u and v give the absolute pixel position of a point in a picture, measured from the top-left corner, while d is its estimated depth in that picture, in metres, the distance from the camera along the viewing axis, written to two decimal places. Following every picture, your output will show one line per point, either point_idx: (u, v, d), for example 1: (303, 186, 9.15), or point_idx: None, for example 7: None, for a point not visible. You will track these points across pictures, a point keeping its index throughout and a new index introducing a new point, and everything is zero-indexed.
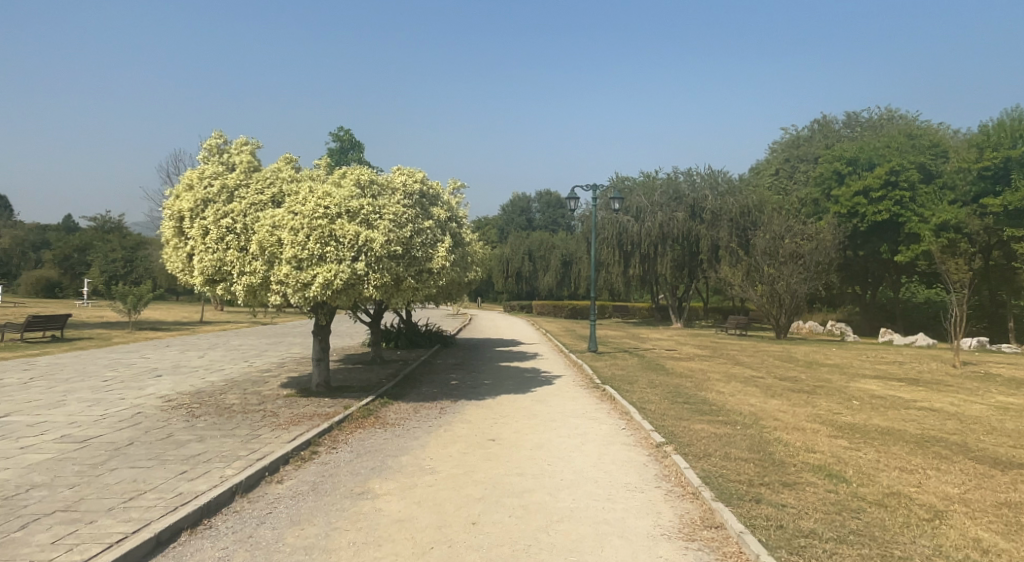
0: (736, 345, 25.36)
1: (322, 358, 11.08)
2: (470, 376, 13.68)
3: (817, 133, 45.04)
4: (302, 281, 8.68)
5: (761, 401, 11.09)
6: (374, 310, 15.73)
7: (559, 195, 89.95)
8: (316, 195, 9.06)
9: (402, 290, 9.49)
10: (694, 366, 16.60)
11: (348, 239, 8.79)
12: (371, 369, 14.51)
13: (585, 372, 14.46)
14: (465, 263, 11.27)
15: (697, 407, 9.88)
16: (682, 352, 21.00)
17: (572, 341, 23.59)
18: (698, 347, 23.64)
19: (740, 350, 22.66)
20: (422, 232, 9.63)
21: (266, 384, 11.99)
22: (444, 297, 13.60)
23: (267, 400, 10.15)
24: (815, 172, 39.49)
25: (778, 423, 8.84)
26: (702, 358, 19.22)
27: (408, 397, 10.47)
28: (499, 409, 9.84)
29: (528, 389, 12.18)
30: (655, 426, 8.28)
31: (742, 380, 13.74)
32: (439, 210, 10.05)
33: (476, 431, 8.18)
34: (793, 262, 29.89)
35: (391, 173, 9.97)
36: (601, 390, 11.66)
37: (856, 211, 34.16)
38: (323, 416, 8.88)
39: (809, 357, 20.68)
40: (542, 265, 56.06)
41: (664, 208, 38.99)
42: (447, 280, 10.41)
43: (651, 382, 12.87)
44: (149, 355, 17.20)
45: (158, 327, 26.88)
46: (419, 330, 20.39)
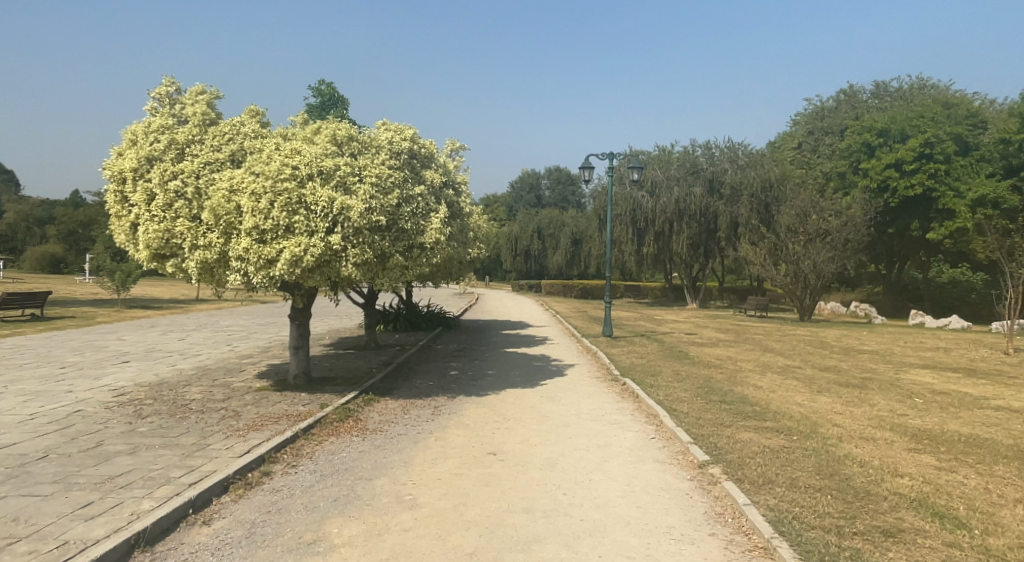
0: (760, 328, 23.69)
1: (299, 346, 9.62)
2: (472, 365, 12.18)
3: (843, 103, 42.61)
4: (265, 257, 7.17)
5: (808, 399, 9.53)
6: (367, 290, 14.25)
7: (569, 171, 87.69)
8: (283, 153, 7.49)
9: (388, 269, 7.95)
10: (720, 353, 15.02)
11: (321, 206, 7.24)
12: (364, 356, 13.07)
13: (600, 361, 12.94)
14: (466, 238, 9.70)
15: (736, 407, 8.34)
16: (703, 337, 19.44)
17: (584, 323, 22.05)
18: (719, 330, 22.05)
19: (765, 334, 21.02)
20: (413, 199, 8.04)
21: (240, 374, 10.59)
22: (443, 276, 12.05)
23: (232, 395, 8.73)
24: (842, 145, 37.25)
25: (840, 431, 7.27)
26: (727, 343, 17.60)
27: (398, 393, 9.01)
28: (503, 409, 8.34)
29: (537, 381, 10.67)
30: (694, 437, 6.72)
31: (779, 371, 12.15)
32: (433, 175, 8.44)
33: (474, 441, 6.70)
34: (820, 240, 28.09)
35: (375, 128, 8.34)
36: (621, 385, 10.14)
37: (886, 185, 32.02)
38: (293, 419, 7.44)
39: (842, 342, 19.00)
40: (552, 243, 54.26)
41: (680, 182, 37.08)
42: (443, 257, 8.84)
43: (676, 373, 11.33)
44: (126, 337, 15.89)
45: (149, 305, 25.65)
46: (419, 311, 18.97)
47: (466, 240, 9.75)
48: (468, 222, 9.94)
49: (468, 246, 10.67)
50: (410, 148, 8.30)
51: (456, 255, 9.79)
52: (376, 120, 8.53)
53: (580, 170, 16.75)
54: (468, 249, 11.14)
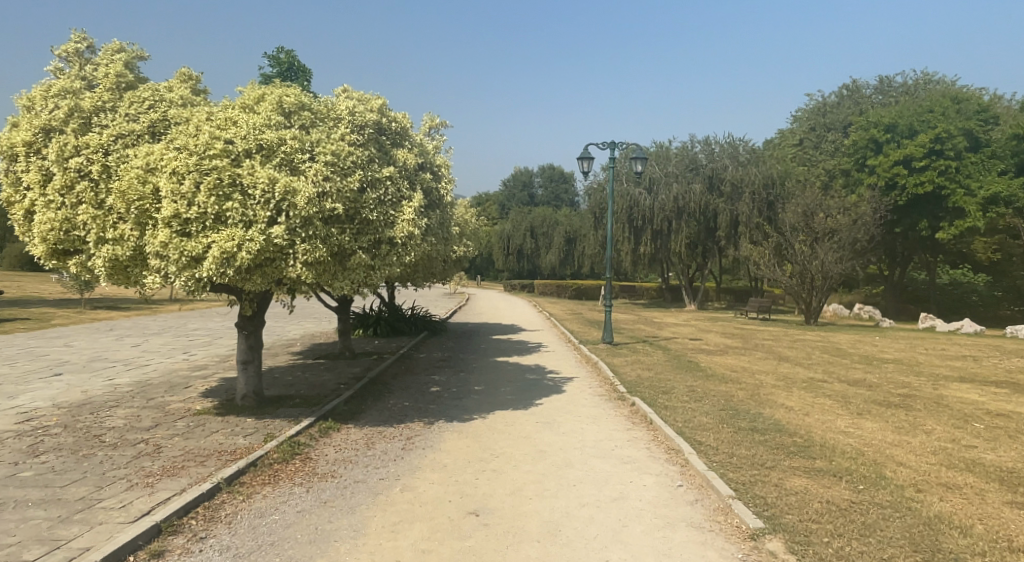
0: (767, 333, 22.37)
1: (248, 360, 8.03)
2: (457, 379, 10.66)
3: (846, 99, 41.45)
4: (188, 254, 5.62)
5: (850, 426, 8.10)
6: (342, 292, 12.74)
7: (563, 169, 86.28)
8: (215, 123, 5.91)
9: (350, 270, 6.44)
10: (734, 363, 13.62)
11: (260, 190, 5.69)
12: (335, 367, 11.52)
13: (603, 374, 11.50)
14: (448, 234, 8.25)
15: (774, 440, 6.91)
16: (710, 343, 18.07)
17: (582, 326, 20.63)
18: (725, 335, 20.72)
19: (774, 340, 19.69)
20: (380, 184, 6.53)
21: (185, 391, 9.02)
22: (423, 276, 10.54)
23: (162, 422, 7.18)
24: (847, 141, 36.04)
25: (911, 477, 5.82)
26: (737, 351, 16.22)
27: (365, 419, 7.49)
28: (490, 441, 6.83)
29: (532, 400, 9.17)
30: (736, 488, 5.25)
31: (805, 388, 10.77)
32: (407, 155, 6.92)
33: (452, 492, 5.18)
34: (827, 240, 26.80)
35: (335, 95, 6.79)
36: (631, 406, 8.67)
37: (895, 183, 30.75)
38: (225, 457, 5.89)
39: (860, 350, 17.68)
40: (545, 242, 52.76)
41: (679, 179, 35.71)
42: (419, 256, 7.32)
43: (691, 390, 9.87)
44: (74, 342, 14.27)
45: (115, 306, 23.87)
46: (402, 314, 17.49)
47: (448, 236, 8.28)
48: (450, 214, 8.47)
49: (451, 242, 9.22)
50: (377, 122, 6.77)
51: (437, 252, 8.31)
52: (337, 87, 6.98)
53: (578, 161, 15.20)
54: (450, 246, 9.66)
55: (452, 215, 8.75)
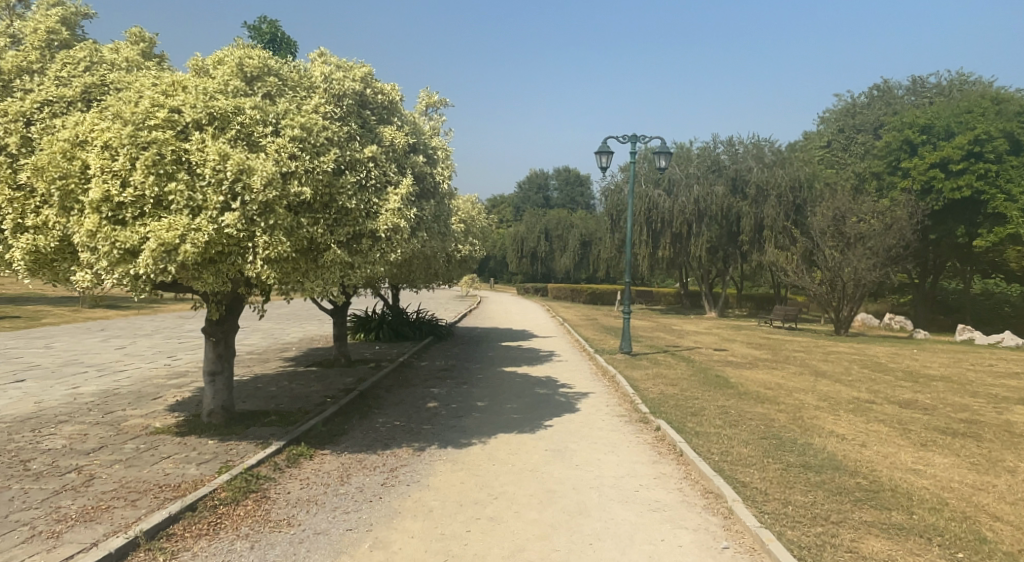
0: (795, 343, 20.99)
1: (217, 372, 6.98)
2: (458, 392, 9.56)
3: (876, 100, 39.77)
4: (120, 246, 4.56)
5: (918, 461, 6.86)
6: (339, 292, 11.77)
7: (579, 172, 84.99)
8: (158, 87, 4.85)
9: (324, 268, 5.39)
10: (767, 379, 12.36)
11: (210, 167, 4.61)
12: (327, 376, 10.46)
13: (622, 389, 10.33)
14: (447, 228, 7.17)
15: (834, 483, 5.71)
16: (736, 354, 16.80)
17: (597, 334, 19.44)
18: (750, 345, 19.42)
19: (805, 352, 18.31)
20: (362, 166, 5.45)
21: (151, 403, 8.02)
22: (415, 278, 9.37)
23: (110, 443, 6.14)
24: (878, 143, 34.39)
25: (1019, 539, 4.60)
26: (767, 363, 14.93)
27: (346, 443, 6.39)
28: (490, 476, 5.70)
29: (541, 420, 8.03)
30: (801, 555, 4.07)
31: (853, 411, 9.50)
32: (396, 133, 5.85)
33: (435, 552, 4.04)
34: (860, 245, 25.31)
35: (310, 60, 5.72)
36: (656, 431, 7.50)
37: (930, 186, 29.12)
38: (164, 493, 4.82)
39: (901, 364, 16.26)
40: (560, 246, 51.57)
41: (701, 180, 34.38)
42: (410, 254, 6.26)
43: (724, 411, 8.66)
44: (57, 343, 13.43)
45: (116, 305, 23.17)
46: (407, 318, 16.48)
47: (447, 231, 7.20)
48: (450, 206, 7.40)
49: (451, 238, 8.10)
50: (360, 93, 5.69)
51: (434, 250, 7.24)
52: (313, 51, 5.92)
53: (596, 156, 14.07)
54: (450, 243, 8.59)
55: (451, 209, 7.69)
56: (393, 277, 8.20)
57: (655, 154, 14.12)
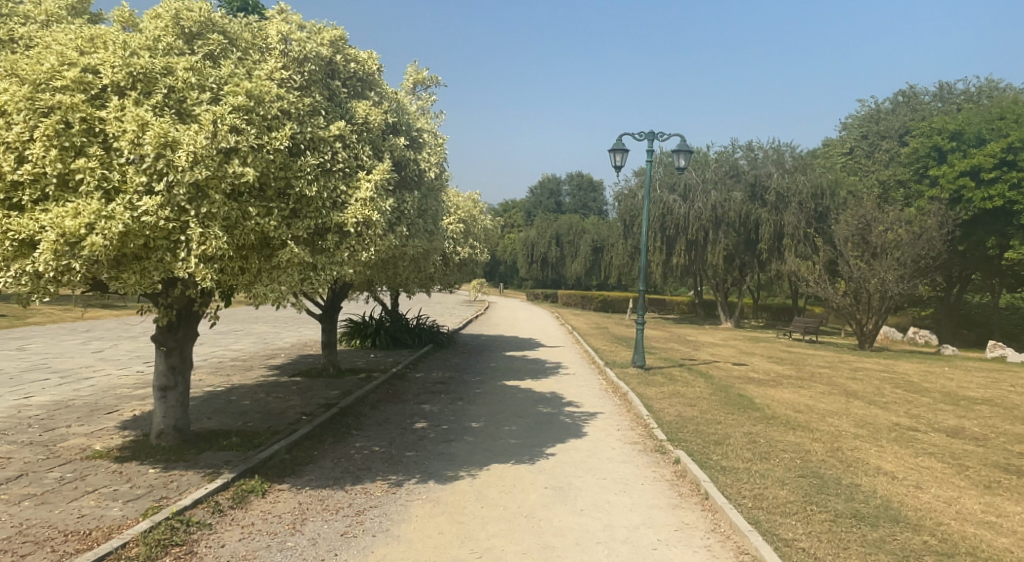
0: (818, 359, 19.78)
1: (168, 387, 6.06)
2: (452, 410, 8.57)
3: (902, 106, 38.40)
4: (14, 237, 3.68)
5: (990, 511, 5.74)
6: (328, 295, 10.88)
7: (592, 177, 83.91)
8: (72, 41, 3.95)
9: (279, 269, 4.46)
10: (794, 400, 11.23)
11: (127, 140, 3.70)
12: (310, 387, 9.53)
13: (635, 409, 9.30)
14: (437, 227, 6.25)
15: (897, 544, 4.63)
16: (758, 369, 15.67)
17: (609, 344, 18.38)
18: (771, 360, 18.26)
19: (830, 369, 17.11)
20: (327, 146, 4.54)
21: (104, 419, 7.14)
22: (403, 281, 8.47)
23: (33, 470, 5.24)
24: (905, 149, 33.00)
25: None
26: (791, 381, 13.79)
27: (310, 476, 5.42)
28: (476, 523, 4.70)
29: (542, 447, 7.02)
30: None
31: (898, 441, 8.37)
32: (371, 109, 4.93)
33: None
34: (887, 256, 24.03)
35: (269, 19, 4.83)
36: (676, 464, 6.45)
37: (961, 196, 27.70)
38: (65, 543, 3.89)
39: (937, 385, 15.03)
40: (571, 251, 50.53)
41: (718, 186, 33.25)
42: (387, 254, 5.31)
43: (751, 439, 7.58)
44: (33, 345, 12.67)
45: (113, 304, 22.53)
46: (406, 324, 15.58)
47: (437, 229, 6.28)
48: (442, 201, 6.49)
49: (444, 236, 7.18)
50: (328, 59, 4.78)
51: (423, 251, 6.32)
52: (274, 9, 5.04)
53: (609, 154, 13.08)
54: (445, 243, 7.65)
55: (444, 204, 6.78)
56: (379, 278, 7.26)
57: (673, 153, 13.06)
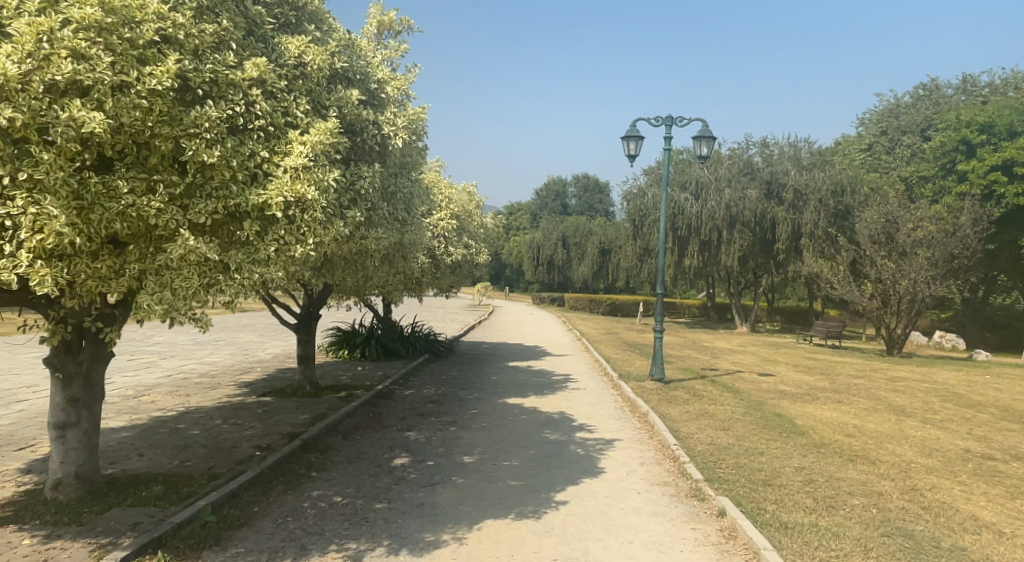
0: (847, 368, 18.26)
1: (69, 424, 4.75)
2: (441, 440, 7.17)
3: (923, 100, 36.84)
4: None
5: None
6: (304, 301, 9.55)
7: (598, 179, 82.54)
8: None
9: (171, 270, 3.18)
10: (839, 421, 9.75)
11: None
12: (278, 411, 8.16)
13: (658, 435, 7.88)
14: (413, 215, 5.00)
15: None
16: (787, 381, 14.21)
17: (621, 353, 16.97)
18: (799, 370, 16.74)
19: (865, 380, 15.57)
20: (239, 93, 3.27)
21: (10, 458, 5.80)
22: (376, 285, 7.22)
23: None
24: (930, 144, 31.41)
25: None
26: (828, 396, 12.30)
27: (237, 549, 4.04)
28: None
29: (549, 491, 5.60)
30: None
31: (982, 474, 6.87)
32: (308, 46, 3.68)
33: None
34: (918, 254, 22.46)
35: None
36: (721, 518, 4.99)
37: (993, 191, 26.08)
38: None
39: (990, 397, 13.49)
40: (577, 254, 49.14)
41: (732, 183, 31.78)
42: (340, 247, 4.01)
43: (808, 478, 6.14)
44: None
45: None
46: (399, 332, 14.25)
47: (413, 218, 5.04)
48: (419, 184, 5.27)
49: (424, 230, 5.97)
50: None
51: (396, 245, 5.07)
52: None
53: (622, 142, 11.70)
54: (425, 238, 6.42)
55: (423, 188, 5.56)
56: (337, 282, 5.98)
57: (695, 141, 11.61)
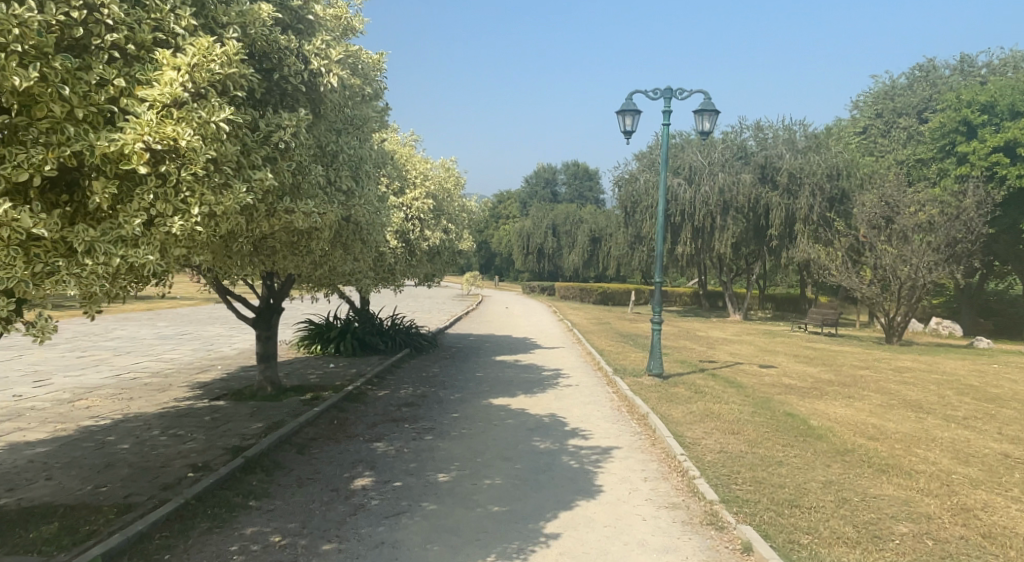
0: (850, 359, 17.51)
1: None
2: (413, 453, 6.21)
3: (920, 83, 36.17)
4: None
5: None
6: (263, 291, 8.49)
7: (587, 166, 81.47)
8: None
9: None
10: (857, 420, 8.91)
11: None
12: (229, 418, 7.13)
13: (660, 442, 6.99)
14: (350, 183, 4.50)
15: None
16: (791, 374, 13.41)
17: (615, 344, 16.10)
18: (801, 361, 15.95)
19: (871, 371, 14.80)
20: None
21: None
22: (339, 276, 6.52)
23: None
24: (928, 126, 30.73)
25: None
26: (837, 391, 11.51)
27: None
28: None
29: (537, 519, 4.69)
30: None
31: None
32: None
33: None
34: (920, 239, 21.77)
35: None
36: (750, 556, 4.10)
37: (994, 173, 25.41)
38: None
39: (1006, 389, 12.79)
40: (567, 242, 48.19)
41: (726, 167, 30.91)
42: (251, 214, 3.30)
43: (841, 498, 5.28)
44: None
45: None
46: (377, 326, 13.25)
47: (351, 188, 4.52)
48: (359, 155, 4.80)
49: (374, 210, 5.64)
50: None
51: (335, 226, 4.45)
52: None
53: (617, 116, 10.70)
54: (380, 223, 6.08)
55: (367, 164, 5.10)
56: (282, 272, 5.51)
57: (696, 115, 10.61)
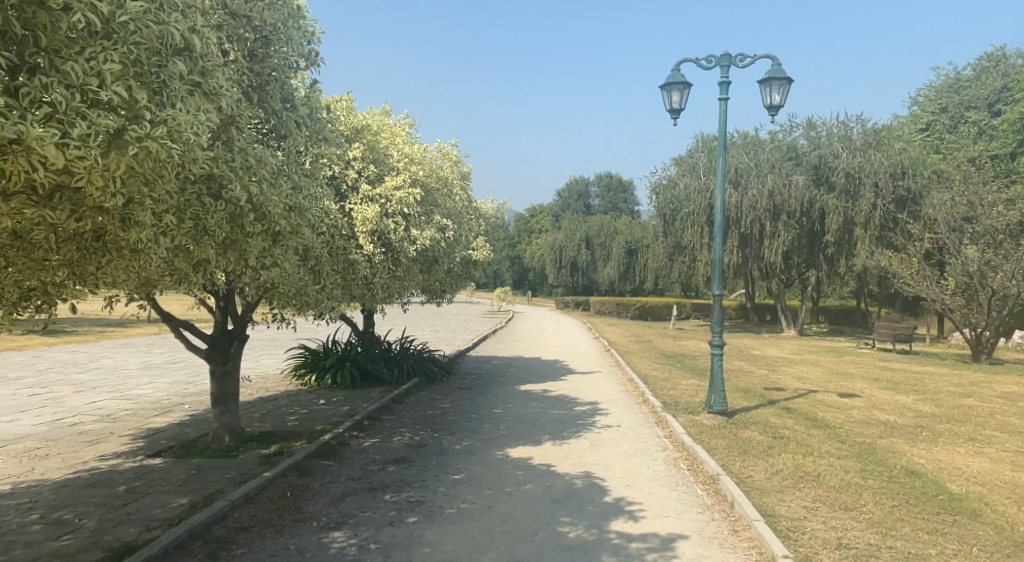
0: (941, 383, 14.82)
1: None
2: (380, 552, 4.20)
3: (990, 74, 33.05)
4: None
5: None
6: (222, 305, 6.70)
7: (621, 177, 79.13)
8: None
9: None
10: (1005, 480, 6.52)
11: None
12: (149, 489, 5.27)
13: (745, 526, 4.84)
14: (125, 87, 2.65)
15: None
16: (882, 406, 10.95)
17: (661, 368, 13.88)
18: (885, 388, 13.35)
19: (977, 400, 12.16)
20: None
21: None
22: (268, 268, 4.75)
23: None
24: (1005, 118, 27.67)
25: None
26: (953, 431, 9.07)
27: None
28: None
29: None
30: None
31: None
32: None
33: None
34: (1014, 240, 18.84)
35: None
36: None
37: None
38: None
39: None
40: (602, 255, 45.87)
41: (776, 168, 28.31)
42: None
43: None
44: None
45: (50, 330, 18.62)
46: (382, 351, 11.42)
47: (134, 98, 2.70)
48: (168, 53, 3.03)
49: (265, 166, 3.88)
50: None
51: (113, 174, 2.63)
52: None
53: (661, 93, 8.72)
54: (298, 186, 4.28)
55: (208, 84, 3.32)
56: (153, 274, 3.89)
57: (762, 86, 8.48)
